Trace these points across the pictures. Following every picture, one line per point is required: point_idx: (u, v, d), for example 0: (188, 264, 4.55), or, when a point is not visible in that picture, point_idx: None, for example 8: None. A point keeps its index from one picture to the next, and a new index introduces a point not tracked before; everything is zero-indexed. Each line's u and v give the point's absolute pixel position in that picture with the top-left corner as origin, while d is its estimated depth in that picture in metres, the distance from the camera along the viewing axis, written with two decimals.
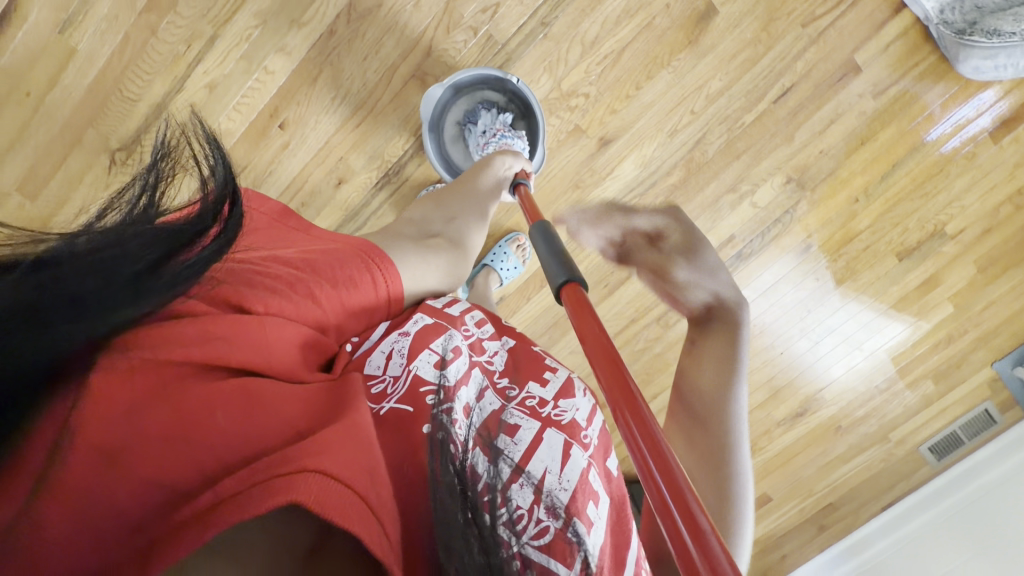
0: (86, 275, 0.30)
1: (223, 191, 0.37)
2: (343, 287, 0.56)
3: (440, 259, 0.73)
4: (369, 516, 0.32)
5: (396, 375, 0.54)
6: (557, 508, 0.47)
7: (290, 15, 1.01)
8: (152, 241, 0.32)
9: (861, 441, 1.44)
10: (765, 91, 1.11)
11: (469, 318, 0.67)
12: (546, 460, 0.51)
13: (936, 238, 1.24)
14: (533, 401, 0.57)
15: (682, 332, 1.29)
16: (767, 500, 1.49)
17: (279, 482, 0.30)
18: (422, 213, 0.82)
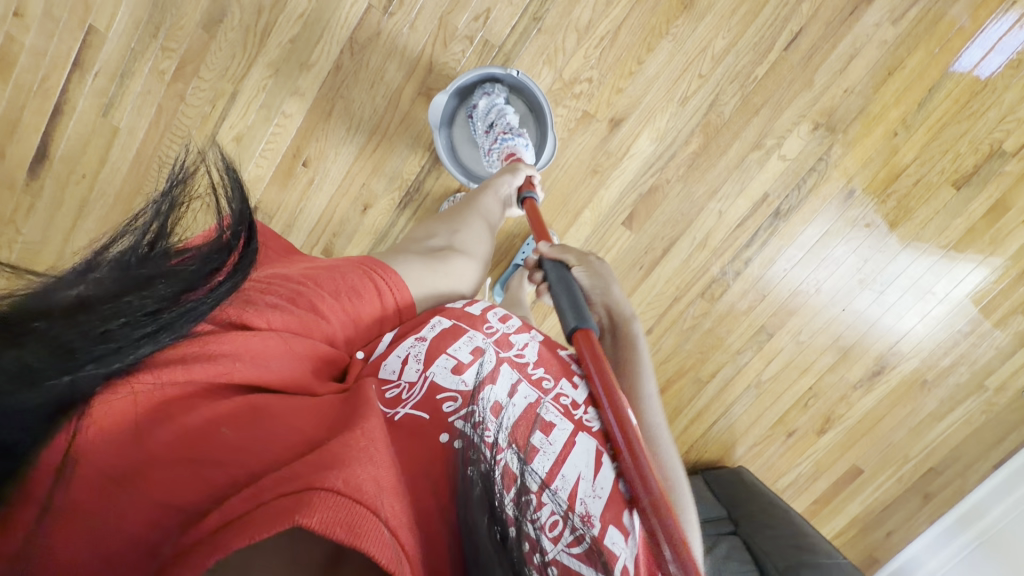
0: (124, 319, 0.35)
1: (238, 227, 0.42)
2: (346, 296, 0.57)
3: (449, 270, 0.74)
4: (381, 525, 0.32)
5: (412, 381, 0.55)
6: (593, 518, 0.51)
7: (299, 59, 1.07)
8: (176, 286, 0.37)
9: (953, 394, 1.32)
10: (773, 40, 1.07)
11: (492, 315, 0.67)
12: (579, 465, 0.54)
13: (995, 159, 1.14)
14: (565, 400, 0.60)
15: (730, 304, 1.24)
16: (858, 471, 1.38)
17: (291, 499, 0.31)
18: (428, 228, 0.83)
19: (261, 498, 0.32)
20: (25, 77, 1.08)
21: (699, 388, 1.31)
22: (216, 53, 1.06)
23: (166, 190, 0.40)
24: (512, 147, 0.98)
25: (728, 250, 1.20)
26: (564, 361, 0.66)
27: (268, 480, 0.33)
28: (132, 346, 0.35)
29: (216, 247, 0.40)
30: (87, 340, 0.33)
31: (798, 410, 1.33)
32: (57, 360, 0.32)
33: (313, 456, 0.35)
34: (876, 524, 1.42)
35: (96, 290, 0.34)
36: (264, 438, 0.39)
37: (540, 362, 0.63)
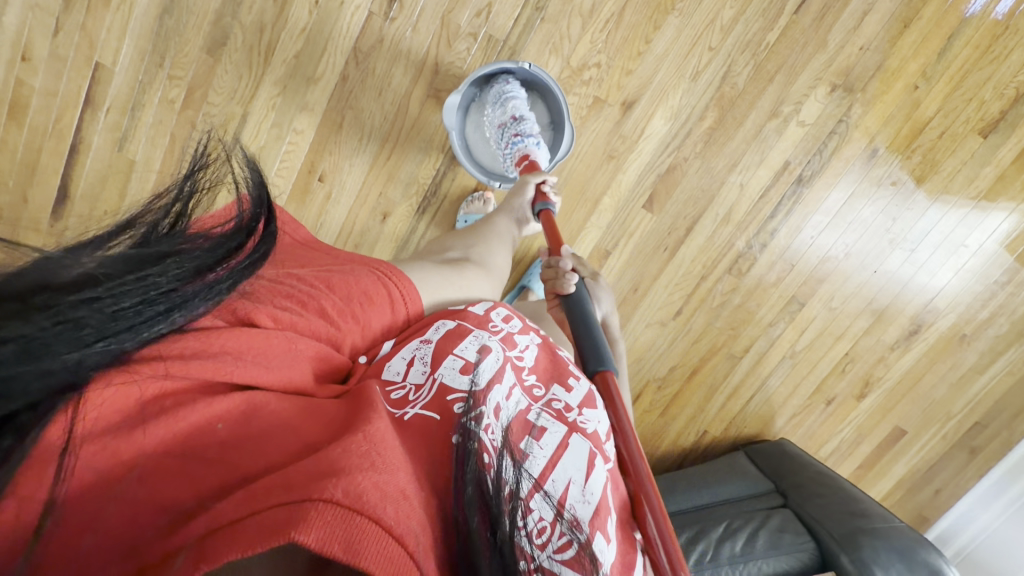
0: (137, 295, 0.34)
1: (258, 209, 0.43)
2: (357, 303, 0.58)
3: (464, 279, 0.76)
4: (382, 538, 0.32)
5: (417, 382, 0.56)
6: (581, 522, 0.50)
7: (305, 74, 1.07)
8: (191, 264, 0.37)
9: (993, 345, 1.30)
10: (782, 5, 1.05)
11: (495, 314, 0.70)
12: (569, 469, 0.55)
13: (1022, 102, 1.11)
14: (558, 404, 0.61)
15: (759, 277, 1.23)
16: (902, 433, 1.37)
17: (284, 513, 0.31)
18: (444, 242, 0.87)
19: (254, 508, 0.32)
20: (39, 120, 1.09)
21: (734, 364, 1.30)
22: (223, 76, 1.06)
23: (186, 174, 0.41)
24: (529, 149, 0.97)
25: (753, 223, 1.18)
26: (565, 363, 0.69)
27: (263, 490, 0.34)
28: (143, 325, 0.34)
29: (235, 227, 0.40)
30: (100, 315, 0.32)
31: (835, 377, 1.32)
32: (68, 336, 0.31)
33: (311, 466, 0.36)
34: (923, 483, 1.42)
35: (106, 265, 0.33)
36: (262, 443, 0.40)
37: (537, 368, 0.66)
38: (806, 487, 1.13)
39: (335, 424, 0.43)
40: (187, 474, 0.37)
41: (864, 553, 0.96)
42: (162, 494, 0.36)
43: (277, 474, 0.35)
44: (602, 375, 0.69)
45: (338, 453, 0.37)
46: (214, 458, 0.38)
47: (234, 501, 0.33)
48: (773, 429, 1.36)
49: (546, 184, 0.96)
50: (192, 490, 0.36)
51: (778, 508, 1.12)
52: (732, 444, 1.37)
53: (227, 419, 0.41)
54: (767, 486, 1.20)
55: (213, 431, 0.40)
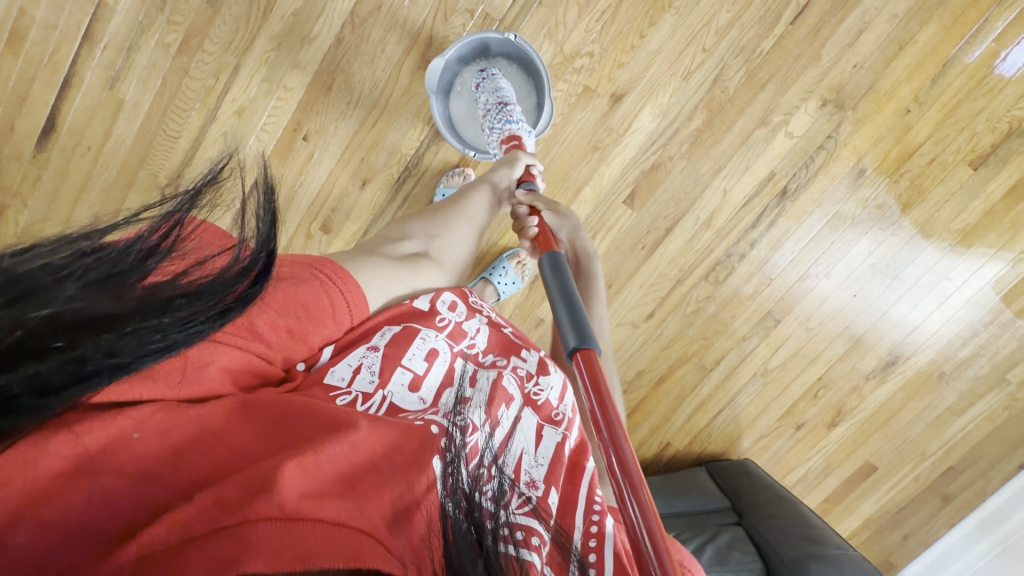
0: (145, 337, 0.33)
1: (260, 253, 0.40)
2: (293, 315, 0.49)
3: (419, 282, 0.66)
4: (327, 534, 0.31)
5: (365, 392, 0.53)
6: (537, 482, 0.54)
7: (301, 33, 1.08)
8: (196, 306, 0.35)
9: (973, 387, 1.26)
10: (778, 14, 1.05)
11: (443, 304, 0.66)
12: (522, 440, 0.56)
13: (1015, 137, 1.10)
14: (521, 372, 0.64)
15: (735, 288, 1.20)
16: (871, 469, 1.32)
17: (227, 543, 0.30)
18: (404, 227, 0.73)
19: (190, 532, 0.31)
20: (36, 49, 1.11)
21: (703, 376, 1.26)
22: (221, 26, 1.08)
23: (193, 192, 0.39)
24: (513, 129, 0.94)
25: (734, 231, 1.17)
26: (518, 346, 0.68)
27: (202, 507, 0.33)
28: (141, 361, 0.33)
29: (240, 268, 0.39)
30: (100, 354, 0.31)
31: (807, 401, 1.28)
32: (74, 373, 0.30)
33: (247, 481, 0.35)
34: (892, 525, 1.36)
35: (112, 300, 0.32)
36: (201, 451, 0.37)
37: (491, 349, 0.66)
38: (761, 506, 1.09)
39: (278, 429, 0.41)
40: (107, 499, 0.32)
41: None
42: (81, 520, 0.31)
43: (212, 491, 0.34)
44: (584, 353, 0.50)
45: (273, 464, 0.36)
46: (141, 479, 0.34)
47: (166, 523, 0.32)
48: (739, 448, 1.32)
49: (530, 166, 0.88)
50: (111, 519, 0.32)
51: (731, 526, 1.08)
52: (695, 459, 1.33)
53: (144, 426, 0.35)
54: (724, 503, 1.15)
55: (130, 442, 0.34)
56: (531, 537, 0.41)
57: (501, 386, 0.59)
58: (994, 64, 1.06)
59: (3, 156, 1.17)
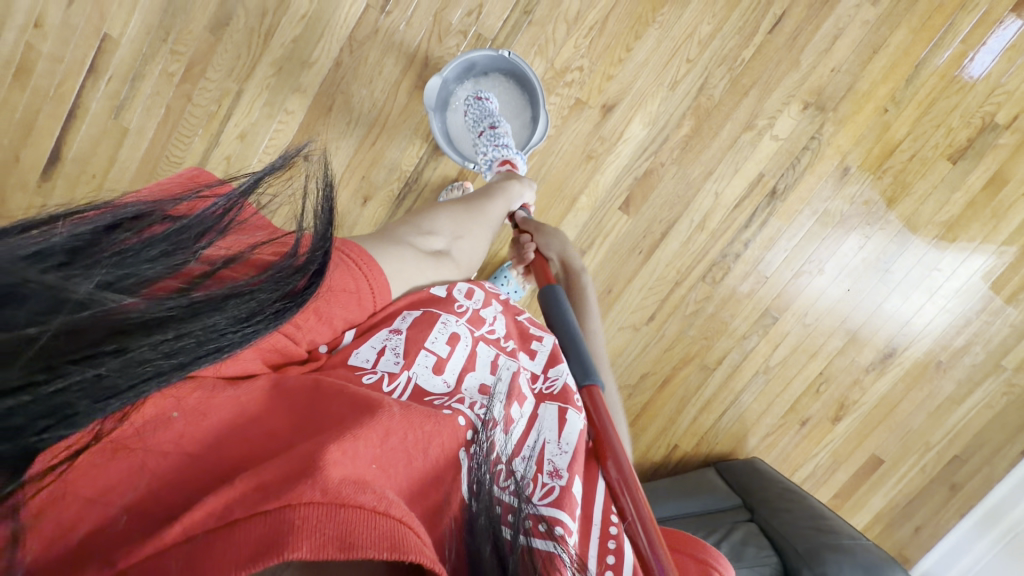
0: (204, 335, 0.31)
1: (316, 252, 0.41)
2: (320, 299, 0.46)
3: (440, 274, 0.64)
4: (372, 517, 0.31)
5: (390, 372, 0.51)
6: (560, 470, 0.51)
7: (301, 58, 1.11)
8: (251, 308, 0.34)
9: (971, 375, 1.28)
10: (756, 24, 1.10)
11: (458, 291, 0.63)
12: (543, 431, 0.54)
13: (989, 131, 1.15)
14: (529, 372, 0.60)
15: (732, 288, 1.23)
16: (878, 462, 1.33)
17: (269, 526, 0.29)
18: (430, 220, 0.69)
19: (233, 514, 0.30)
20: (42, 82, 1.13)
21: (706, 377, 1.28)
22: (223, 54, 1.11)
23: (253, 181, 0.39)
24: (510, 156, 1.01)
25: (727, 232, 1.20)
26: (527, 335, 0.66)
27: (240, 491, 0.32)
28: (199, 360, 0.32)
29: (291, 266, 0.38)
30: (160, 354, 0.29)
31: (810, 396, 1.30)
32: (134, 375, 0.29)
33: (287, 466, 0.34)
34: (903, 519, 1.36)
35: (170, 300, 0.30)
36: (236, 434, 0.38)
37: (508, 337, 0.63)
38: (771, 502, 1.09)
39: (307, 416, 0.41)
40: (150, 476, 0.34)
41: (828, 569, 0.91)
42: (128, 497, 0.33)
43: (252, 476, 0.33)
44: (589, 390, 0.55)
45: (308, 450, 0.35)
46: (180, 463, 0.35)
47: (207, 507, 0.31)
48: (746, 447, 1.33)
49: (528, 198, 0.94)
50: (152, 496, 0.33)
51: (743, 523, 1.08)
52: (703, 461, 1.33)
53: (183, 406, 0.36)
54: (735, 501, 1.16)
55: (169, 422, 0.35)
56: (551, 530, 0.42)
57: (518, 382, 0.57)
58: (963, 64, 1.12)
59: (7, 186, 1.18)
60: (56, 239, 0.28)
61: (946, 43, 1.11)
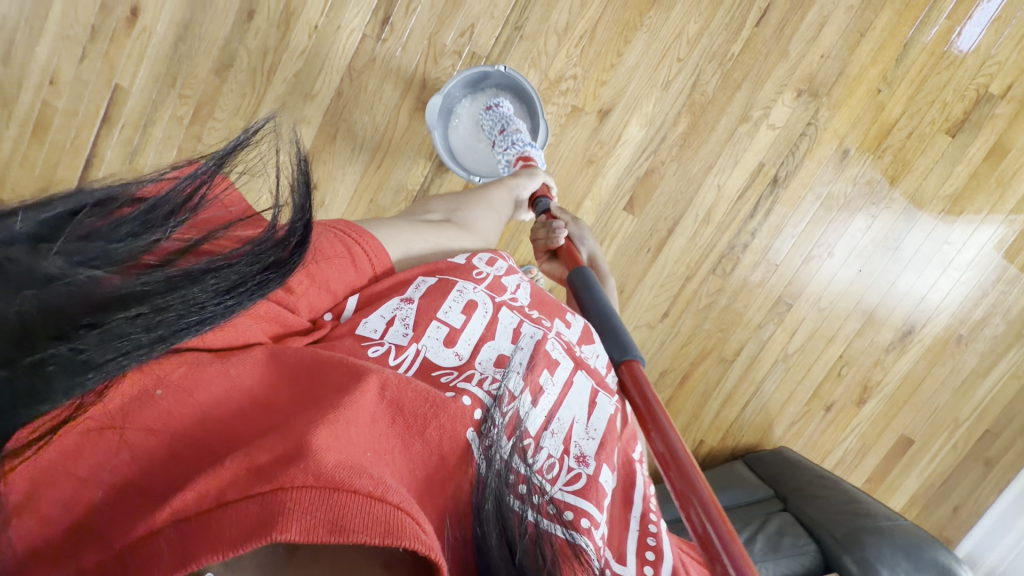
0: (181, 309, 0.31)
1: (296, 224, 0.38)
2: (310, 259, 0.46)
3: (441, 238, 0.62)
4: (368, 502, 0.28)
5: (398, 344, 0.47)
6: (587, 457, 0.45)
7: (303, 90, 1.15)
8: (232, 280, 0.34)
9: (993, 347, 1.27)
10: (742, 19, 1.13)
11: (478, 260, 0.58)
12: (572, 408, 0.48)
13: (984, 103, 1.16)
14: (565, 337, 0.55)
15: (743, 279, 1.23)
16: (909, 443, 1.32)
17: (261, 510, 0.27)
18: (424, 204, 0.71)
19: (226, 496, 0.28)
20: (59, 137, 1.18)
21: (725, 369, 1.28)
22: (229, 93, 1.16)
23: (220, 156, 0.38)
24: (525, 150, 0.99)
25: (733, 223, 1.21)
26: (556, 305, 0.60)
27: (231, 473, 0.29)
28: (179, 334, 0.31)
29: (270, 239, 0.36)
30: (138, 327, 0.29)
31: (832, 380, 1.29)
32: (113, 349, 0.28)
33: (279, 446, 0.31)
34: (941, 499, 1.34)
35: (145, 276, 0.30)
36: (225, 409, 0.35)
37: (534, 305, 0.57)
38: (803, 490, 1.09)
39: (301, 391, 0.38)
40: (135, 453, 0.31)
41: (868, 551, 0.90)
42: (118, 476, 0.31)
43: (244, 456, 0.31)
44: (628, 365, 0.47)
45: (302, 428, 0.32)
46: (173, 441, 0.32)
47: (198, 488, 0.29)
48: (772, 438, 1.32)
49: (544, 183, 0.87)
50: (141, 473, 0.31)
51: (777, 512, 1.07)
52: (730, 454, 1.32)
53: (167, 382, 0.33)
54: (766, 492, 1.15)
55: (153, 400, 0.33)
56: (581, 518, 0.40)
57: (542, 348, 0.50)
58: (951, 40, 1.13)
59: None
60: (19, 224, 0.27)
61: (933, 20, 1.12)
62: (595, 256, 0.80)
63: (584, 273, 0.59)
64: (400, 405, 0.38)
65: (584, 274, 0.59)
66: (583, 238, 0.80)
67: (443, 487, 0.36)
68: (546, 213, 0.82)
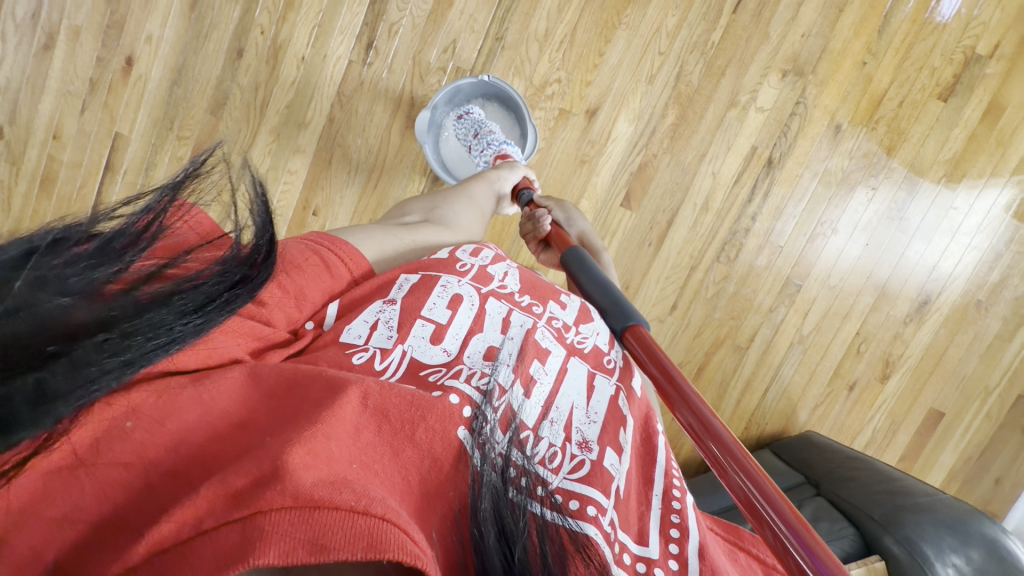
0: (148, 331, 0.30)
1: (260, 243, 0.38)
2: (280, 270, 0.44)
3: (418, 237, 0.61)
4: (351, 519, 0.25)
5: (383, 348, 0.44)
6: (590, 442, 0.43)
7: (296, 121, 1.18)
8: (200, 299, 0.33)
9: (1014, 309, 1.25)
10: (720, 7, 1.14)
11: (463, 251, 0.55)
12: (569, 395, 0.46)
13: (974, 64, 1.15)
14: (557, 324, 0.51)
15: (749, 264, 1.22)
16: (940, 416, 1.28)
17: (236, 540, 0.24)
18: (403, 207, 0.70)
19: (204, 524, 0.25)
20: (66, 188, 1.22)
21: (741, 357, 1.25)
22: (225, 130, 1.19)
23: (180, 177, 0.35)
24: (503, 148, 1.00)
25: (732, 209, 1.20)
26: (549, 286, 0.55)
27: (206, 502, 0.26)
28: (149, 355, 0.30)
29: (237, 258, 0.36)
30: (104, 353, 0.28)
31: (852, 358, 1.26)
32: (80, 377, 0.27)
33: (256, 468, 0.28)
34: (981, 472, 1.30)
35: (111, 301, 0.28)
36: (202, 432, 0.32)
37: (525, 290, 0.53)
38: (835, 474, 1.05)
39: (282, 406, 0.34)
40: (110, 487, 0.29)
41: (908, 530, 0.87)
42: (100, 509, 0.28)
43: (218, 482, 0.27)
44: (634, 332, 0.47)
45: (280, 446, 0.29)
46: (151, 472, 0.29)
47: (177, 518, 0.26)
48: (797, 423, 1.29)
49: (526, 176, 0.86)
50: (119, 506, 0.29)
51: (811, 499, 1.03)
52: (757, 443, 1.29)
53: (138, 414, 0.30)
54: (797, 479, 1.11)
55: (124, 433, 0.30)
56: (586, 506, 0.39)
57: (532, 339, 0.47)
58: (932, 5, 1.13)
59: None
60: None
61: None
62: (586, 235, 0.79)
63: (579, 250, 0.59)
64: (387, 412, 0.34)
65: (578, 252, 0.59)
66: (571, 219, 0.80)
67: (439, 494, 0.33)
68: (530, 205, 0.81)
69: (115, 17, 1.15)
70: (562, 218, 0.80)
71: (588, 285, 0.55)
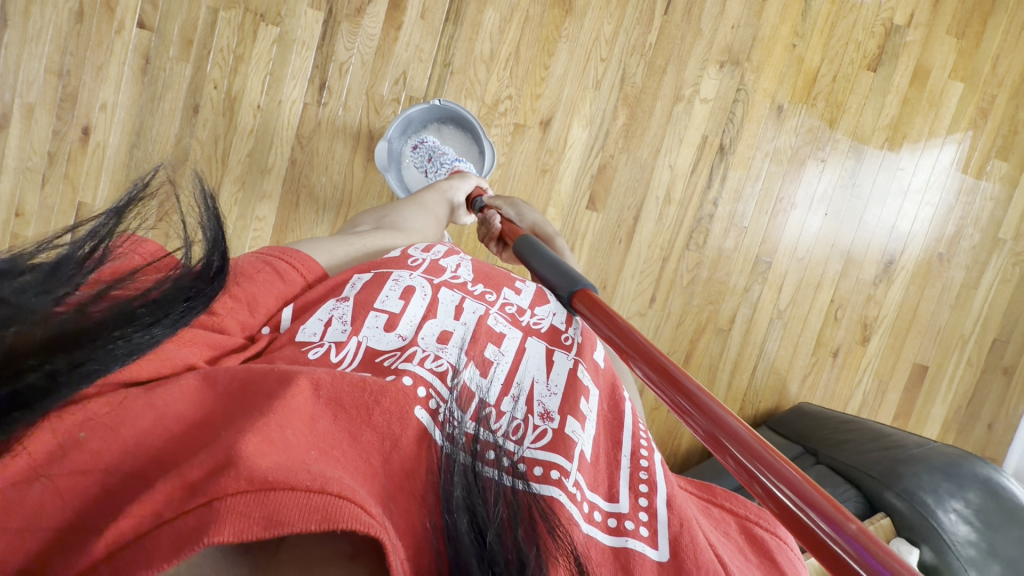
0: (109, 342, 0.31)
1: (212, 257, 0.40)
2: (230, 281, 0.47)
3: (369, 241, 0.63)
4: (306, 495, 0.26)
5: (338, 342, 0.45)
6: (551, 412, 0.44)
7: (258, 167, 1.19)
8: (156, 314, 0.35)
9: (974, 257, 1.30)
10: (651, 10, 1.20)
11: (415, 249, 0.57)
12: (530, 369, 0.47)
13: (895, 34, 1.22)
14: (511, 308, 0.53)
15: (719, 248, 1.26)
16: (925, 370, 1.31)
17: (196, 525, 0.25)
18: (353, 220, 0.72)
19: (162, 515, 0.26)
20: None
21: (725, 339, 1.28)
22: None
23: (126, 200, 0.36)
24: (456, 164, 1.07)
25: (694, 197, 1.24)
26: (503, 274, 0.57)
27: (165, 495, 0.27)
28: (111, 364, 0.31)
29: (192, 273, 0.38)
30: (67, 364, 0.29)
31: (831, 325, 1.29)
32: (46, 386, 0.28)
33: (212, 458, 0.28)
34: (972, 419, 1.33)
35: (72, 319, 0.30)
36: (154, 435, 0.31)
37: (478, 279, 0.55)
38: (829, 438, 1.07)
39: (238, 402, 0.34)
40: (68, 493, 0.29)
41: (908, 482, 0.89)
42: (61, 515, 0.28)
43: (175, 476, 0.28)
44: (586, 297, 0.49)
45: (235, 436, 0.30)
46: (107, 476, 0.29)
47: (135, 513, 0.27)
48: (789, 397, 1.31)
49: (478, 185, 0.89)
50: (79, 510, 0.29)
51: (812, 466, 1.04)
52: (754, 422, 1.30)
53: (89, 422, 0.30)
54: (796, 449, 1.12)
55: (77, 442, 0.30)
56: (551, 471, 0.40)
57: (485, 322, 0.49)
58: None
59: None
60: None
61: None
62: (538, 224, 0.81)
63: (530, 237, 0.61)
64: (342, 400, 0.35)
65: (529, 241, 0.61)
66: (522, 213, 0.83)
67: (406, 475, 0.34)
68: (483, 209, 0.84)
69: (68, 89, 1.16)
70: (514, 214, 0.82)
71: (537, 266, 0.57)
